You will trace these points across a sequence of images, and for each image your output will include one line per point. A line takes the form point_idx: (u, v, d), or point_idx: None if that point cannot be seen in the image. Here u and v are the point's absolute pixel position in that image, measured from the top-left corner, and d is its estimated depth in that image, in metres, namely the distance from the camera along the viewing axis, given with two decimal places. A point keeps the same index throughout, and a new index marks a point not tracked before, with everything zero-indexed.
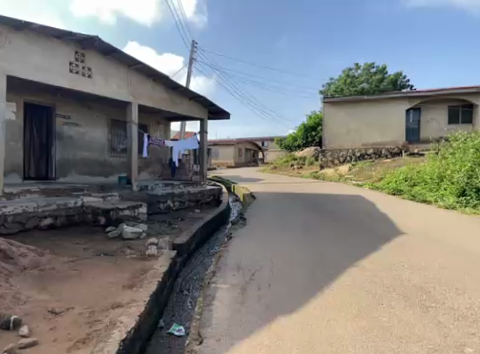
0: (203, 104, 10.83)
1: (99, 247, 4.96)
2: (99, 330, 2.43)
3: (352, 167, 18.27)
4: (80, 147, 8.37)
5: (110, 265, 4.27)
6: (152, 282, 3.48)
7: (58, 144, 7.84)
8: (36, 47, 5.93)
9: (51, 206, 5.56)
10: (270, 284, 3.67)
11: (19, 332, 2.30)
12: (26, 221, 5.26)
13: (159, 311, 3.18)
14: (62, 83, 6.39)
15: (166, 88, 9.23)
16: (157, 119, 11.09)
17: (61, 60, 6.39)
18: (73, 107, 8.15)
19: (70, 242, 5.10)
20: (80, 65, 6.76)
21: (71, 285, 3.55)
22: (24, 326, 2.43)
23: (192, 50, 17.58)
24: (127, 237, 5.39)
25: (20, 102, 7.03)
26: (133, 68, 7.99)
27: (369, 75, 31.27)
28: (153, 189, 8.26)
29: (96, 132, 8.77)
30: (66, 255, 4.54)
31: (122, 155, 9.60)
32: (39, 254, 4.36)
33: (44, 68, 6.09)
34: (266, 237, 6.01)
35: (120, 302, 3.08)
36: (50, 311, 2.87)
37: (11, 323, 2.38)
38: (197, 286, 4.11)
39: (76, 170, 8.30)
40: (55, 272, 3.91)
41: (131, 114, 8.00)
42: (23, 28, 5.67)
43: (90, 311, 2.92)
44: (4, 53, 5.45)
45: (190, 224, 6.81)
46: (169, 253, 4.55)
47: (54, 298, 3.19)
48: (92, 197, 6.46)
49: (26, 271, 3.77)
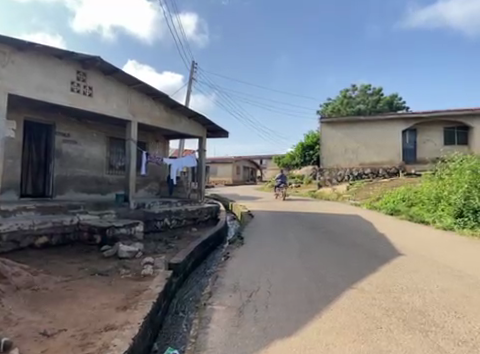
0: (203, 123, 10.97)
1: (94, 267, 4.88)
2: (92, 353, 2.38)
3: (350, 186, 18.37)
4: (79, 164, 8.40)
5: (105, 284, 4.20)
6: (146, 303, 3.42)
7: (56, 161, 7.88)
8: (38, 66, 6.07)
9: (47, 224, 5.54)
10: (266, 306, 3.61)
11: None
12: (21, 240, 5.20)
13: (154, 334, 3.11)
14: (63, 102, 6.50)
15: (166, 106, 9.37)
16: (156, 136, 11.19)
17: (63, 79, 6.52)
18: (73, 125, 8.25)
19: (65, 261, 5.03)
20: (81, 85, 6.90)
21: (64, 306, 3.48)
22: (14, 349, 2.37)
23: (191, 70, 17.92)
24: (123, 256, 5.31)
25: (20, 120, 7.13)
26: (134, 88, 8.15)
27: (366, 96, 32.07)
28: (150, 207, 8.23)
29: (95, 149, 8.83)
30: (60, 274, 4.47)
31: (120, 173, 9.62)
32: (33, 273, 4.29)
33: (46, 87, 6.20)
34: (264, 256, 5.98)
35: (114, 324, 3.01)
36: (42, 333, 2.81)
37: (1, 345, 2.33)
38: (193, 307, 4.03)
39: (74, 187, 8.29)
40: (48, 292, 3.84)
41: (130, 133, 8.09)
42: (27, 49, 5.82)
43: (82, 333, 2.85)
44: (7, 72, 5.56)
45: (188, 242, 6.73)
46: (165, 273, 4.48)
47: (46, 319, 3.13)
48: (88, 215, 6.42)
49: (18, 291, 3.70)
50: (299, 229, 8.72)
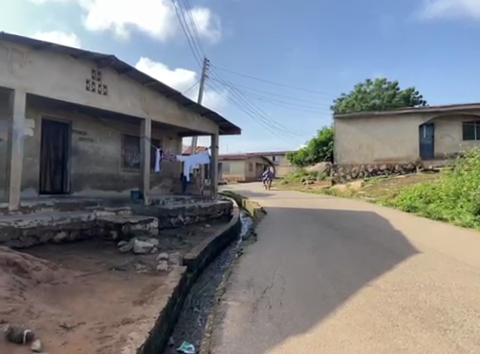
0: (215, 120, 10.99)
1: (111, 262, 4.99)
2: (110, 346, 2.54)
3: (364, 183, 18.09)
4: (95, 162, 8.57)
5: (121, 279, 4.30)
6: (162, 298, 3.48)
7: (73, 159, 8.05)
8: (55, 65, 6.20)
9: (65, 220, 5.68)
10: (280, 302, 3.61)
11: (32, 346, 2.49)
12: (41, 235, 5.34)
13: (170, 328, 3.15)
14: (79, 100, 6.63)
15: (178, 104, 9.43)
16: (169, 134, 11.29)
17: (79, 78, 6.64)
18: (88, 123, 8.41)
19: (83, 256, 5.15)
20: (96, 84, 7.02)
21: (83, 300, 3.59)
22: (35, 340, 2.52)
23: (204, 67, 17.95)
24: (138, 252, 5.41)
25: (38, 119, 7.32)
26: (147, 86, 8.23)
27: (381, 91, 31.41)
28: (164, 204, 8.33)
29: (110, 147, 8.98)
30: (78, 269, 4.58)
31: (135, 170, 9.76)
32: (53, 267, 4.42)
33: (62, 85, 6.34)
34: (277, 253, 5.97)
35: (131, 318, 3.09)
36: (62, 326, 2.91)
37: (24, 337, 2.47)
38: (207, 302, 4.07)
39: (90, 184, 8.47)
40: (67, 286, 3.95)
41: (144, 130, 8.18)
42: (43, 49, 5.95)
43: (101, 326, 2.96)
44: (24, 72, 5.70)
45: (201, 239, 6.78)
46: (179, 269, 4.53)
47: (66, 312, 3.24)
48: (105, 211, 6.55)
49: (38, 285, 3.82)
50: (312, 226, 8.65)
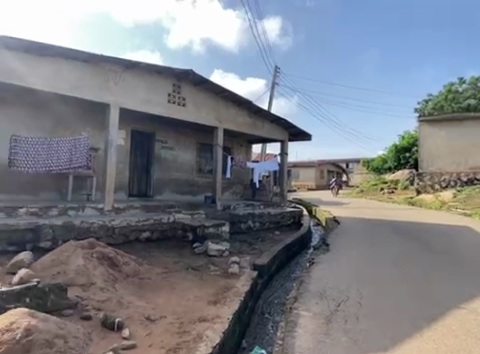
0: (285, 126, 10.97)
1: (187, 262, 5.34)
2: (187, 341, 2.80)
3: (457, 193, 15.89)
4: (173, 168, 9.32)
5: (196, 278, 4.57)
6: (234, 300, 3.59)
7: (155, 166, 8.88)
8: (142, 82, 6.95)
9: (149, 220, 6.22)
10: (357, 317, 3.40)
11: (122, 334, 2.98)
12: (129, 233, 5.93)
13: (242, 331, 3.23)
14: (162, 112, 7.31)
15: (249, 112, 9.69)
16: (240, 141, 11.66)
17: (162, 92, 7.34)
18: (169, 133, 9.21)
19: (163, 255, 5.63)
20: (176, 96, 7.67)
21: (163, 295, 3.92)
22: (125, 328, 3.09)
23: (274, 75, 18.12)
24: (211, 254, 5.68)
25: (127, 130, 8.29)
26: (220, 97, 8.67)
27: (478, 89, 27.41)
28: (235, 209, 8.60)
29: (187, 154, 9.67)
30: (159, 266, 5.02)
31: (208, 176, 10.31)
32: (138, 263, 4.93)
33: (148, 99, 7.06)
34: (352, 265, 5.63)
35: (206, 316, 3.27)
36: (146, 317, 3.34)
37: (115, 325, 3.06)
38: (278, 310, 4.04)
39: (169, 189, 9.22)
40: (150, 281, 4.37)
41: (217, 138, 8.62)
42: (134, 68, 6.74)
43: (180, 322, 3.23)
44: (118, 89, 6.48)
45: (271, 245, 6.79)
46: (250, 273, 4.62)
47: (150, 305, 3.60)
48: (182, 214, 7.05)
49: (127, 278, 4.31)
50: (392, 238, 7.94)
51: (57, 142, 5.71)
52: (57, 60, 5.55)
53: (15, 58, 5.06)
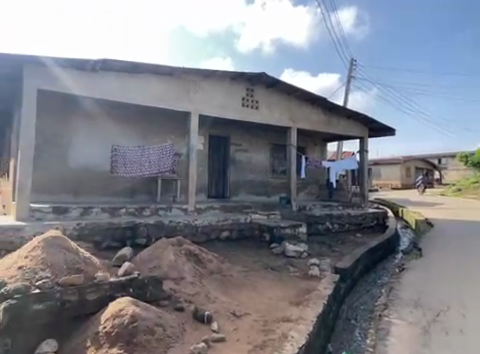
0: (364, 122, 10.28)
1: (266, 261, 5.44)
2: (273, 339, 2.86)
3: None
4: (248, 170, 9.57)
5: (276, 278, 4.62)
6: (317, 303, 3.53)
7: (231, 168, 9.25)
8: (218, 89, 7.31)
9: (228, 220, 6.51)
10: (462, 331, 3.00)
11: (211, 327, 3.20)
12: (210, 232, 6.29)
13: (327, 335, 3.15)
14: (236, 116, 7.58)
15: (324, 109, 9.37)
16: (314, 140, 11.36)
17: (236, 97, 7.62)
18: (243, 136, 9.50)
19: (242, 254, 5.84)
20: (250, 100, 7.87)
21: (246, 293, 4.08)
22: (213, 322, 3.32)
23: (350, 68, 17.13)
24: (290, 255, 5.67)
25: (205, 135, 8.83)
26: (293, 96, 8.59)
27: None
28: (311, 210, 8.41)
29: (261, 156, 9.83)
30: (240, 265, 5.22)
31: (282, 176, 10.31)
32: (221, 261, 5.21)
33: (224, 105, 7.40)
34: (452, 273, 4.97)
35: (289, 317, 3.29)
36: (232, 313, 3.52)
37: (205, 318, 3.32)
38: (365, 316, 3.83)
39: (245, 190, 9.50)
40: (232, 278, 4.58)
41: (291, 138, 8.56)
42: (211, 77, 7.13)
43: (263, 320, 3.32)
44: (197, 97, 6.94)
45: (353, 248, 6.45)
46: (332, 276, 4.47)
47: (234, 302, 3.78)
48: (258, 215, 7.18)
49: (211, 275, 4.59)
50: None
51: (149, 149, 6.39)
52: (147, 77, 6.18)
53: (114, 77, 5.78)
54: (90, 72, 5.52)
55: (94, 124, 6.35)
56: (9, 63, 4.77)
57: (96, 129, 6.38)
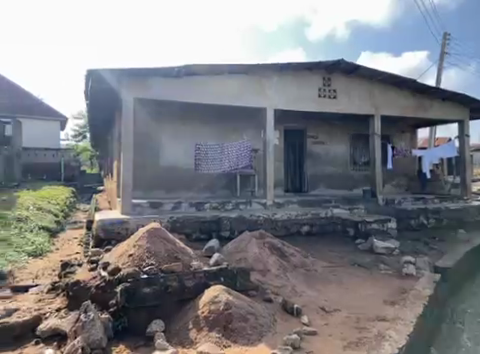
0: (463, 102, 8.97)
1: (352, 257, 5.22)
2: (368, 337, 2.75)
3: None
4: (326, 163, 9.25)
5: (365, 276, 4.40)
6: (416, 303, 3.27)
7: (308, 161, 9.06)
8: (293, 82, 7.22)
9: (307, 214, 6.39)
10: None
11: (301, 320, 3.23)
12: (290, 226, 6.26)
13: (430, 338, 2.91)
14: (313, 108, 7.38)
15: (412, 92, 8.47)
16: (400, 127, 10.37)
17: (312, 88, 7.42)
18: (320, 127, 9.21)
19: (326, 249, 5.73)
20: (327, 90, 7.58)
21: (334, 288, 4.00)
22: (303, 315, 3.35)
23: (443, 43, 15.09)
24: (379, 252, 5.33)
25: (280, 129, 8.84)
26: (376, 81, 7.99)
27: None
28: (401, 203, 7.72)
29: (340, 147, 9.40)
30: (324, 260, 5.15)
31: (364, 168, 9.73)
32: (304, 255, 5.19)
33: (299, 97, 7.27)
34: None
35: (385, 316, 3.12)
36: (321, 308, 3.50)
37: (294, 310, 3.38)
38: (476, 322, 3.40)
39: (323, 184, 9.23)
40: (318, 273, 4.54)
41: (373, 127, 7.99)
42: (286, 70, 7.08)
43: (356, 317, 3.21)
44: (272, 92, 6.97)
45: (455, 246, 5.73)
46: (432, 276, 4.07)
47: (322, 297, 3.75)
48: (340, 209, 6.90)
49: (296, 269, 4.62)
50: None
51: (228, 147, 6.69)
52: (225, 78, 6.46)
53: (196, 81, 6.19)
54: (176, 78, 6.01)
55: (181, 127, 6.89)
56: (112, 78, 5.50)
57: (183, 131, 6.91)
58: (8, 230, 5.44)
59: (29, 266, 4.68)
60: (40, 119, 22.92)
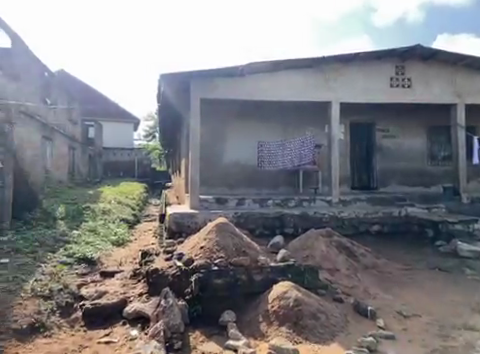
0: None
1: (431, 261, 4.94)
2: (455, 346, 2.53)
3: None
4: (399, 158, 8.58)
5: (448, 282, 4.13)
6: None
7: (378, 157, 8.53)
8: (361, 72, 6.83)
9: (378, 213, 6.01)
10: None
11: (376, 323, 3.10)
12: (359, 225, 5.95)
13: None
14: (385, 99, 6.89)
15: None
16: None
17: (383, 78, 6.93)
18: (391, 120, 8.59)
19: (399, 252, 5.44)
20: (400, 79, 7.01)
21: (412, 293, 3.81)
22: (377, 318, 3.21)
23: None
24: (464, 256, 4.96)
25: (346, 124, 8.47)
26: (460, 65, 7.16)
27: None
28: None
29: (414, 141, 8.65)
30: (399, 262, 4.90)
31: (445, 163, 8.67)
32: (375, 256, 4.95)
33: (368, 89, 6.85)
34: None
35: (473, 326, 2.86)
36: (398, 312, 3.31)
37: (368, 313, 3.26)
38: None
39: (395, 181, 8.58)
40: (392, 276, 4.34)
41: (455, 118, 7.19)
42: (354, 61, 6.73)
43: (439, 325, 2.99)
44: (338, 85, 6.69)
45: None
46: None
47: (398, 301, 3.59)
48: (415, 207, 6.38)
49: (367, 270, 4.46)
50: None
51: (289, 144, 6.79)
52: (287, 73, 6.41)
53: (257, 78, 6.25)
54: (239, 77, 6.14)
55: (244, 124, 6.98)
56: (180, 81, 5.85)
57: (246, 127, 7.00)
58: (96, 221, 6.23)
59: (114, 253, 5.27)
60: (115, 122, 25.39)
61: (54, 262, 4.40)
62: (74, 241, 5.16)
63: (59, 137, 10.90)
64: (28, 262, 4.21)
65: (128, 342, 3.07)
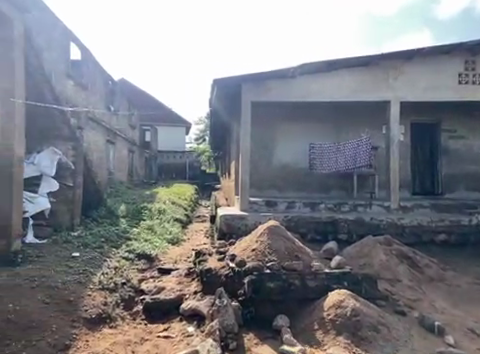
0: None
1: None
2: None
3: None
4: (468, 161, 7.81)
5: None
6: None
7: (443, 159, 7.83)
8: (424, 69, 6.35)
9: (444, 222, 5.60)
10: None
11: (445, 340, 2.85)
12: (422, 234, 5.60)
13: None
14: (452, 96, 6.32)
15: None
16: None
17: (450, 73, 6.36)
18: (458, 119, 7.86)
19: (469, 264, 4.97)
20: (470, 74, 6.38)
21: None
22: (446, 335, 2.95)
23: None
24: None
25: (407, 125, 7.89)
26: None
27: None
28: None
29: None
30: (469, 275, 4.48)
31: None
32: (441, 267, 4.57)
33: (432, 86, 6.34)
34: None
35: None
36: (470, 330, 3.05)
37: (435, 328, 3.00)
38: None
39: (463, 186, 7.83)
40: (461, 290, 3.97)
41: None
42: (416, 57, 6.29)
43: None
44: (398, 83, 6.29)
45: None
46: None
47: (470, 318, 3.29)
48: None
49: (432, 282, 4.13)
50: None
51: (344, 146, 6.45)
52: (341, 73, 6.19)
53: (309, 79, 6.13)
54: (291, 79, 6.08)
55: (294, 125, 6.89)
56: (233, 85, 5.96)
57: (297, 129, 6.89)
58: (153, 220, 6.61)
59: (169, 251, 5.54)
60: (168, 126, 26.73)
61: (118, 257, 4.75)
62: (134, 238, 5.53)
63: (119, 140, 11.79)
64: (95, 256, 4.59)
65: (185, 338, 3.18)
